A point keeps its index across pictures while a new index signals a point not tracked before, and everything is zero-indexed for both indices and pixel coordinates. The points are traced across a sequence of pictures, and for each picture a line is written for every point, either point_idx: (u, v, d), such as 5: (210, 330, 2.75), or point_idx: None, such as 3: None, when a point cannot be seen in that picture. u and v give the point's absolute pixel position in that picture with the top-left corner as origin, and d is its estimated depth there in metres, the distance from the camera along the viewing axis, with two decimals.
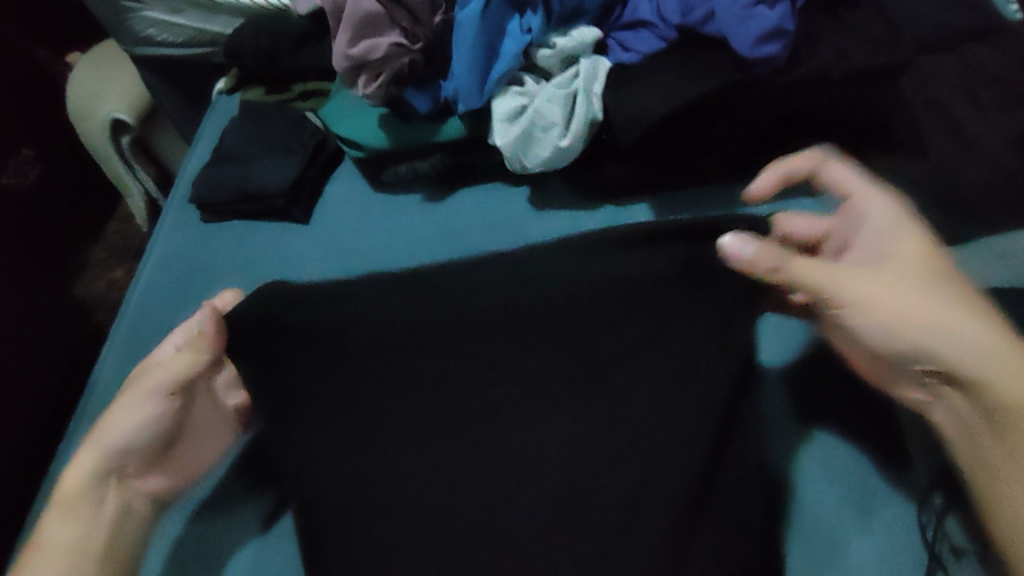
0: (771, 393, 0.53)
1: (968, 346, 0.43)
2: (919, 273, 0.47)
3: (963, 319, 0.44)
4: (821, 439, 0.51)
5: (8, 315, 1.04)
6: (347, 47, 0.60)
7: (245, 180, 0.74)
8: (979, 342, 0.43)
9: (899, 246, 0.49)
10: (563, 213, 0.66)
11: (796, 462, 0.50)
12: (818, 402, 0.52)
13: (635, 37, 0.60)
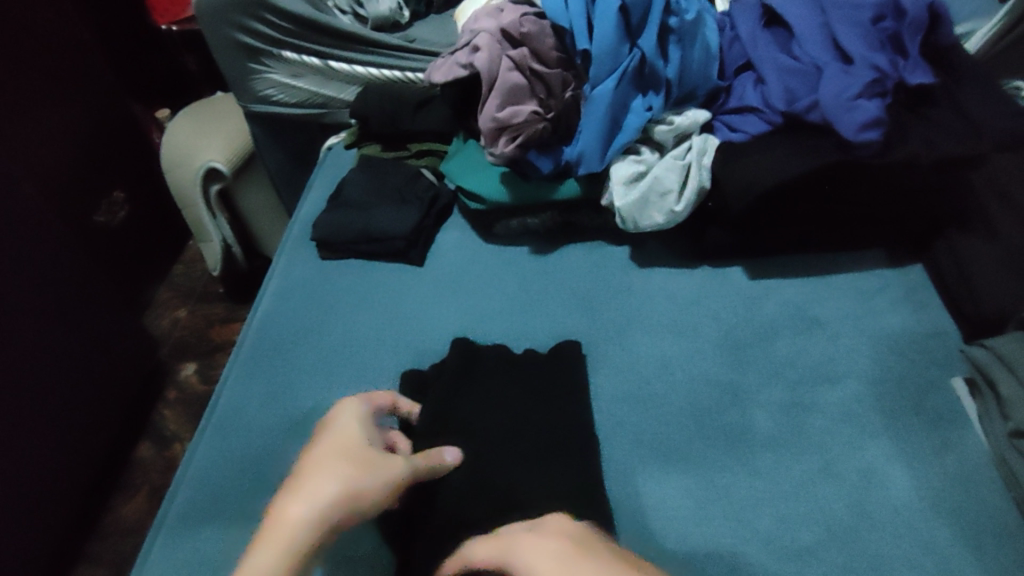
0: (862, 425, 0.58)
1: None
2: None
3: None
4: (924, 470, 0.55)
5: (89, 335, 1.08)
6: (495, 112, 0.68)
7: (368, 223, 0.81)
8: None
9: None
10: (667, 270, 0.73)
11: (896, 486, 0.54)
12: (915, 436, 0.56)
13: (742, 120, 0.69)
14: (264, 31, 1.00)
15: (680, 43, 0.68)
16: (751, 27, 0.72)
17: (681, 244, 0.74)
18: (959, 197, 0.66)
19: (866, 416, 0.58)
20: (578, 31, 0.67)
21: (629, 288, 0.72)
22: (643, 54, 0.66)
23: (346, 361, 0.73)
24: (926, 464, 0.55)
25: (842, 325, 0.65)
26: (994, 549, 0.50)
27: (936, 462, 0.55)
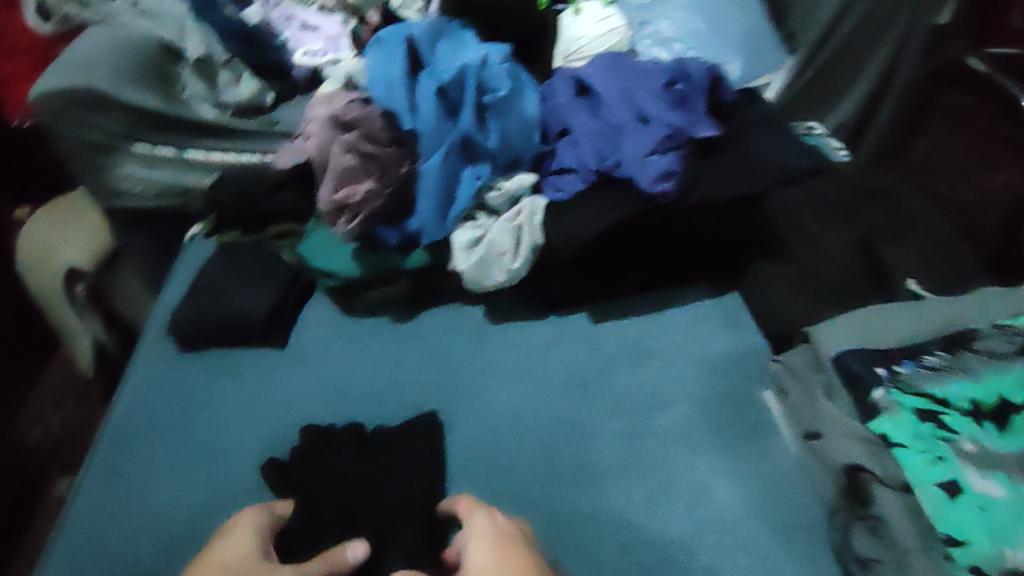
0: (690, 445, 0.64)
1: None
2: None
3: None
4: (743, 478, 0.61)
5: None
6: (332, 193, 0.73)
7: (225, 309, 0.82)
8: None
9: None
10: (518, 324, 0.78)
11: (721, 497, 0.60)
12: (734, 448, 0.63)
13: (563, 180, 0.76)
14: (112, 125, 1.01)
15: (498, 117, 0.75)
16: (564, 97, 0.80)
17: (527, 296, 0.79)
18: (759, 229, 0.75)
19: (693, 435, 0.65)
20: (402, 113, 0.74)
21: (484, 345, 0.77)
22: (464, 128, 0.73)
23: (207, 451, 0.72)
24: (744, 472, 0.62)
25: (671, 355, 0.72)
26: (796, 539, 0.58)
27: (752, 469, 0.62)
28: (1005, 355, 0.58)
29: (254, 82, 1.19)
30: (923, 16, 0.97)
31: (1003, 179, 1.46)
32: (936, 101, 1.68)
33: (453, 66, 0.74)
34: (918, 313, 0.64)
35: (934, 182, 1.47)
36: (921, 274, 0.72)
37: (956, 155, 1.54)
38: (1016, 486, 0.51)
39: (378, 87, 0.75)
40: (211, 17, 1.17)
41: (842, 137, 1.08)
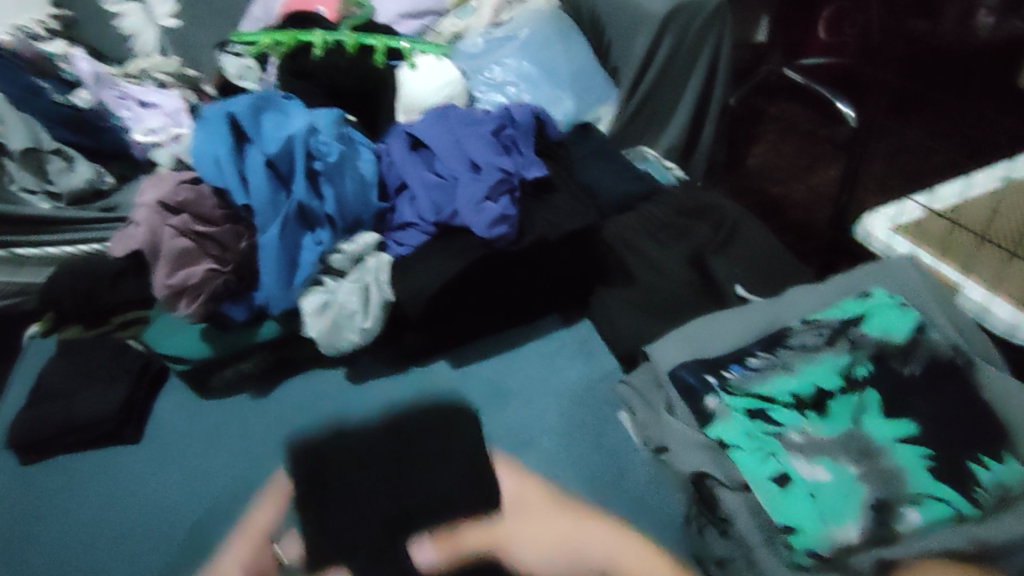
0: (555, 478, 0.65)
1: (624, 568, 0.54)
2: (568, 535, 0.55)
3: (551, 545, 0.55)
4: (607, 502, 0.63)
5: None
6: (167, 278, 0.70)
7: (70, 413, 0.76)
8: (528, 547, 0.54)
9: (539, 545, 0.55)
10: (380, 379, 0.78)
11: None
12: (596, 473, 0.66)
13: (405, 235, 0.78)
14: None
15: (332, 181, 0.75)
16: (399, 152, 0.82)
17: (388, 351, 0.79)
18: (597, 258, 0.80)
19: (557, 467, 0.66)
20: (234, 188, 0.72)
21: (347, 408, 0.75)
22: (298, 197, 0.72)
23: (59, 569, 0.67)
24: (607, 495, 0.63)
25: (530, 390, 0.74)
26: None
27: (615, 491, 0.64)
28: (817, 347, 0.65)
29: (89, 166, 1.14)
30: (721, 46, 1.09)
31: (827, 175, 1.62)
32: (765, 111, 1.86)
33: (280, 136, 0.74)
34: (746, 318, 0.69)
35: (771, 184, 1.61)
36: (747, 281, 0.78)
37: (788, 157, 1.69)
38: (840, 468, 0.56)
39: (205, 164, 0.73)
40: (31, 106, 1.15)
41: (676, 157, 1.17)
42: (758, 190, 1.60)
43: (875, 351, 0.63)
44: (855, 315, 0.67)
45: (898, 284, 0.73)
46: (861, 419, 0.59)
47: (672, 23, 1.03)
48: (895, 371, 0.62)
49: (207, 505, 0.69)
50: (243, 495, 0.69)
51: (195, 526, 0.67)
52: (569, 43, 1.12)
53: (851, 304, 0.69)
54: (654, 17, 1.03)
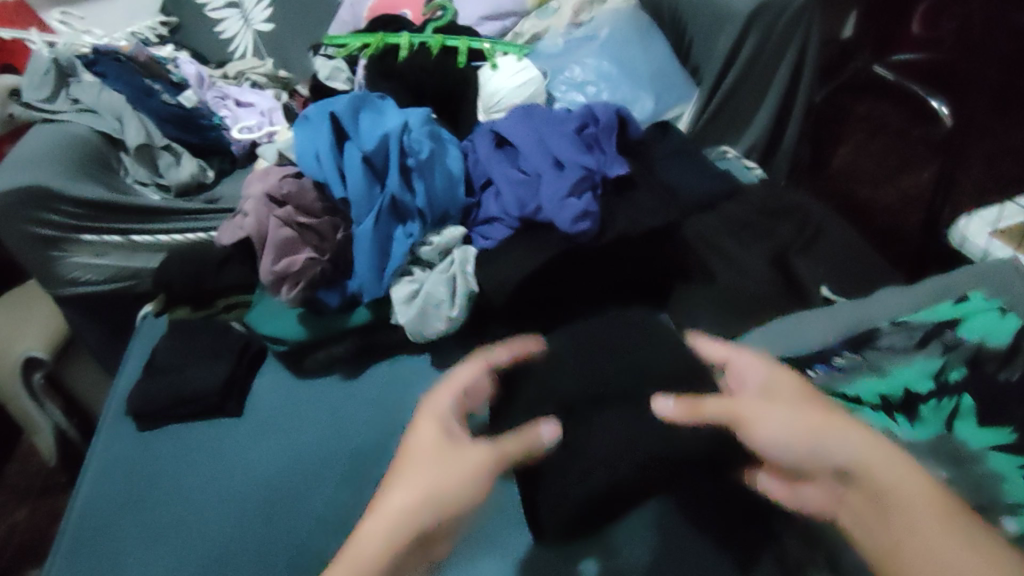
0: None
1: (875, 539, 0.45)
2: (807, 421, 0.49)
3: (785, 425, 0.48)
4: None
5: None
6: (272, 265, 0.75)
7: (181, 386, 0.84)
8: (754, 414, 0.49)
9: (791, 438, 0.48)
10: (462, 368, 0.81)
11: None
12: None
13: (490, 230, 0.81)
14: (61, 220, 1.02)
15: (422, 176, 0.79)
16: (488, 150, 0.86)
17: (468, 341, 0.82)
18: (676, 256, 0.81)
19: None
20: (333, 182, 0.77)
21: (431, 394, 0.80)
22: (393, 192, 0.77)
23: (173, 525, 0.73)
24: None
25: None
26: None
27: None
28: (905, 350, 0.63)
29: (194, 162, 1.24)
30: (808, 44, 1.06)
31: (920, 176, 1.55)
32: (851, 111, 1.81)
33: (377, 134, 0.78)
34: (836, 318, 0.69)
35: (858, 187, 1.57)
36: (833, 281, 0.78)
37: (875, 158, 1.64)
38: (930, 472, 0.55)
39: (307, 161, 0.78)
40: (145, 106, 1.24)
41: (757, 156, 1.16)
42: (845, 194, 1.56)
43: (970, 356, 0.60)
44: (950, 318, 0.63)
45: (996, 291, 0.70)
46: (953, 424, 0.57)
47: (758, 21, 1.02)
48: (990, 376, 0.58)
49: (304, 476, 0.75)
50: (336, 471, 0.75)
51: (293, 493, 0.74)
52: (650, 43, 1.14)
53: (947, 306, 0.65)
54: (737, 14, 1.01)
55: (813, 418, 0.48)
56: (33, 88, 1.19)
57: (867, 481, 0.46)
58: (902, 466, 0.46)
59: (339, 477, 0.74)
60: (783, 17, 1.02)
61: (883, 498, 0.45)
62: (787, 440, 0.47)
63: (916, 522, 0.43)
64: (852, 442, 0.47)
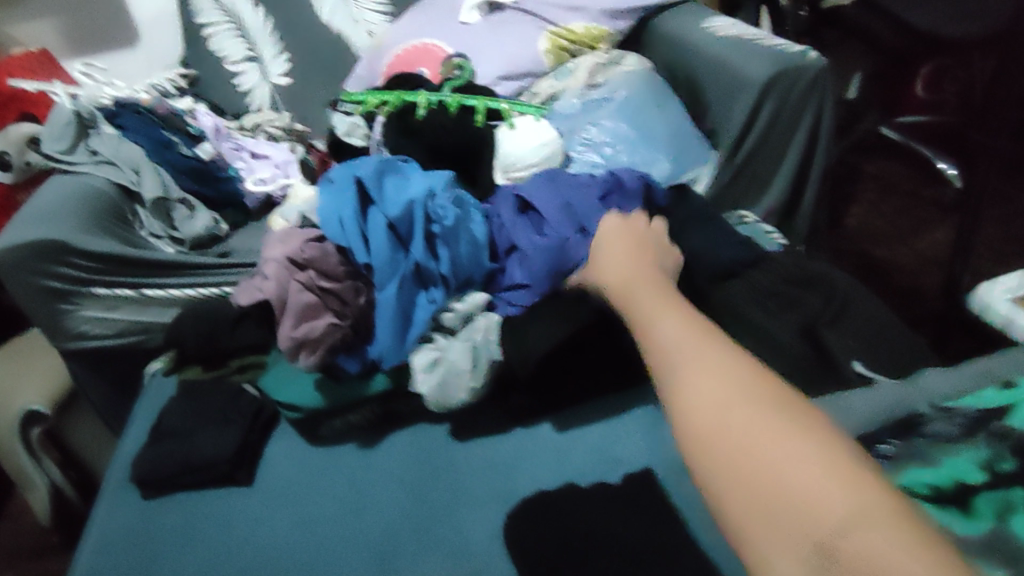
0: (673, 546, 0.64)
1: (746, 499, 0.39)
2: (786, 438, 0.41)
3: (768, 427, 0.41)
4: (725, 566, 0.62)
5: None
6: (291, 330, 0.74)
7: (190, 453, 0.81)
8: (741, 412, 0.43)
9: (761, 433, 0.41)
10: (484, 440, 0.79)
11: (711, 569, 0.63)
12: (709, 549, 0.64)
13: (515, 295, 0.81)
14: (73, 274, 1.01)
15: (447, 243, 0.78)
16: (512, 217, 0.85)
17: (490, 413, 0.81)
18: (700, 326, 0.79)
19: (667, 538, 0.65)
20: (356, 247, 0.76)
21: (451, 467, 0.77)
22: (417, 259, 0.75)
23: None
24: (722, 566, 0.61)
25: (638, 459, 0.74)
26: None
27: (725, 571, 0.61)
28: (955, 438, 0.59)
29: (208, 215, 1.23)
30: (824, 110, 1.07)
31: (936, 237, 1.56)
32: (862, 171, 1.83)
33: (402, 200, 0.77)
34: (877, 401, 0.68)
35: (868, 246, 1.57)
36: (863, 357, 0.77)
37: (888, 218, 1.65)
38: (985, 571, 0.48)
39: (330, 225, 0.77)
40: (164, 159, 1.24)
41: (775, 220, 1.16)
42: (857, 253, 1.56)
43: (1019, 444, 0.55)
44: (1002, 404, 0.61)
45: None
46: (1008, 518, 0.51)
47: (774, 88, 1.04)
48: None
49: (317, 551, 0.72)
50: (351, 546, 0.71)
51: (304, 568, 0.70)
52: (666, 107, 1.17)
53: (994, 392, 0.63)
54: (755, 80, 1.03)
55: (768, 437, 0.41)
56: (54, 139, 1.19)
57: (737, 439, 0.41)
58: (776, 422, 0.41)
59: (354, 553, 0.71)
60: (800, 84, 1.04)
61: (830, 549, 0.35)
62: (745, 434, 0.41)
63: (784, 468, 0.39)
64: (739, 403, 0.43)
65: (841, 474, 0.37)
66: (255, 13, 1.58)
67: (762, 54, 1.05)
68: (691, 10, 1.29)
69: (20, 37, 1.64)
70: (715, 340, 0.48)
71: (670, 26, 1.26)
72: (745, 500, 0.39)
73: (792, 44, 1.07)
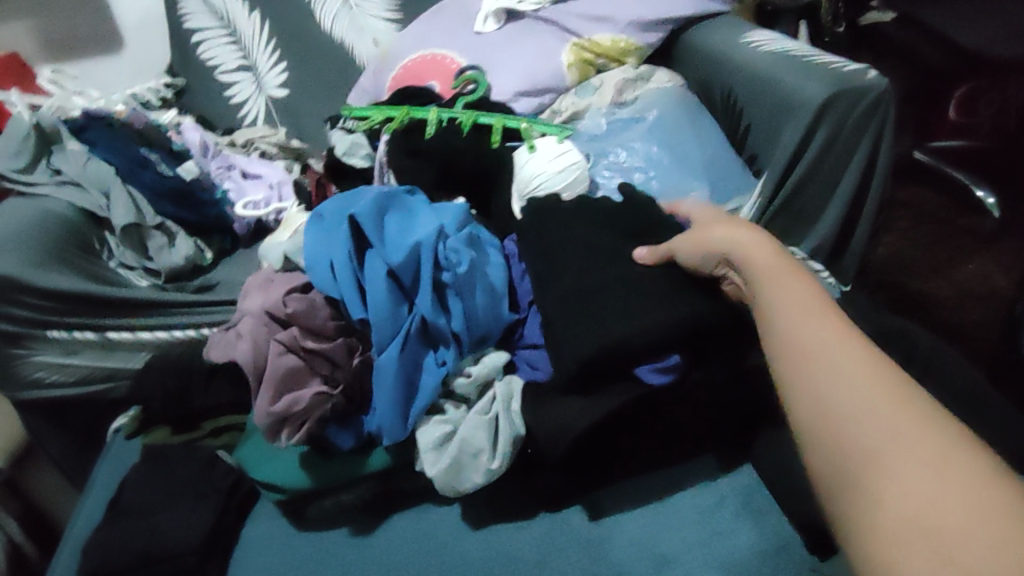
0: None
1: (830, 465, 0.44)
2: (888, 397, 0.44)
3: (846, 359, 0.46)
4: None
5: None
6: (269, 404, 0.60)
7: (148, 541, 0.67)
8: (824, 363, 0.47)
9: (841, 361, 0.47)
10: (503, 529, 0.66)
11: None
12: None
13: (538, 357, 0.68)
14: (24, 315, 0.87)
15: (461, 294, 0.65)
16: (533, 252, 0.70)
17: (512, 496, 0.67)
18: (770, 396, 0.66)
19: None
20: (350, 300, 0.63)
21: (464, 564, 0.63)
22: (422, 314, 0.62)
23: None
24: None
25: (694, 562, 0.60)
26: None
27: None
28: None
29: (189, 242, 1.09)
30: (885, 138, 0.95)
31: (973, 269, 1.43)
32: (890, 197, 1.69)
33: (407, 243, 0.64)
34: None
35: (906, 279, 1.44)
36: None
37: (921, 249, 1.51)
38: None
39: (318, 271, 0.64)
40: (138, 180, 1.09)
41: (825, 257, 1.04)
42: (895, 286, 1.43)
43: None
44: None
45: None
46: None
47: (832, 111, 0.91)
48: None
49: None
50: None
51: None
52: (702, 126, 1.03)
53: None
54: (811, 102, 0.91)
55: (828, 380, 0.46)
56: (10, 156, 1.07)
57: (874, 440, 0.42)
58: (877, 392, 0.44)
59: None
60: (863, 104, 0.91)
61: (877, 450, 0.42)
62: (860, 402, 0.44)
63: (912, 439, 0.41)
64: (869, 390, 0.44)
65: (954, 477, 0.39)
66: (249, 17, 1.45)
67: (815, 73, 0.93)
68: (728, 20, 1.17)
69: None
70: (851, 341, 0.47)
71: (706, 40, 1.13)
72: (839, 452, 0.44)
73: (849, 62, 0.95)
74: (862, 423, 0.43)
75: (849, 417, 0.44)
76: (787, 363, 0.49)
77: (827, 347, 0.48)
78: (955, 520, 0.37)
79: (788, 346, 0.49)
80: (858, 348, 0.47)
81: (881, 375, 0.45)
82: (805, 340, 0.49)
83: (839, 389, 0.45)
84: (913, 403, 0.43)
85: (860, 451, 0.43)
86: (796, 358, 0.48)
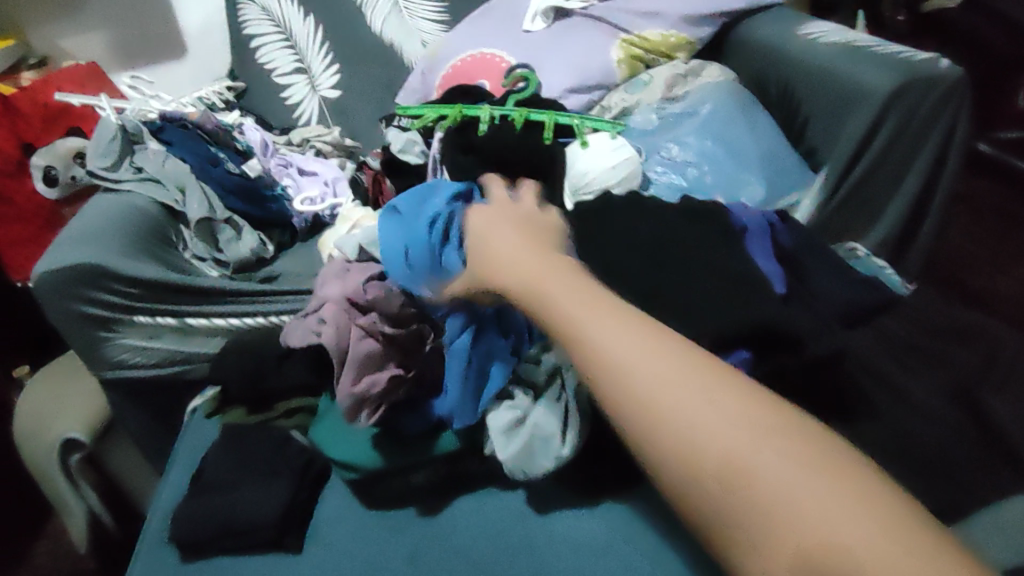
0: None
1: (680, 475, 0.40)
2: (726, 403, 0.40)
3: (709, 383, 0.41)
4: None
5: None
6: (352, 384, 0.63)
7: (232, 513, 0.72)
8: (649, 378, 0.42)
9: (645, 377, 0.42)
10: (567, 513, 0.68)
11: None
12: None
13: None
14: (113, 300, 0.93)
15: None
16: None
17: (576, 482, 0.69)
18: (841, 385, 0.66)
19: None
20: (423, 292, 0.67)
21: (530, 543, 0.66)
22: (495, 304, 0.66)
23: None
24: None
25: None
26: None
27: None
28: None
29: (254, 236, 1.16)
30: (951, 131, 0.94)
31: None
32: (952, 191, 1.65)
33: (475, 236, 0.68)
34: None
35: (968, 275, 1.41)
36: None
37: (983, 244, 1.48)
38: None
39: (394, 263, 0.68)
40: (209, 175, 1.17)
41: (886, 251, 1.03)
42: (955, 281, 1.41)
43: None
44: None
45: None
46: None
47: (897, 103, 0.91)
48: None
49: None
50: None
51: None
52: (757, 121, 1.04)
53: None
54: (875, 94, 0.91)
55: (648, 398, 0.42)
56: (99, 155, 1.13)
57: (702, 442, 0.39)
58: (716, 401, 0.40)
59: None
60: (928, 96, 0.91)
61: (734, 468, 0.37)
62: (698, 415, 0.40)
63: (696, 441, 0.39)
64: (686, 386, 0.41)
65: (810, 474, 0.36)
66: (303, 22, 1.51)
67: (881, 64, 0.93)
68: (786, 14, 1.17)
69: (72, 50, 1.63)
70: (672, 346, 0.44)
71: (763, 34, 1.14)
72: (682, 470, 0.39)
73: (921, 52, 0.94)
74: (729, 433, 0.39)
75: (676, 429, 0.40)
76: (606, 374, 0.44)
77: (595, 338, 0.46)
78: (805, 521, 0.35)
79: (607, 361, 0.44)
80: (678, 355, 0.44)
81: (720, 383, 0.41)
82: (618, 352, 0.44)
83: (643, 398, 0.42)
84: (706, 415, 0.40)
85: (705, 463, 0.38)
86: (612, 372, 0.43)
